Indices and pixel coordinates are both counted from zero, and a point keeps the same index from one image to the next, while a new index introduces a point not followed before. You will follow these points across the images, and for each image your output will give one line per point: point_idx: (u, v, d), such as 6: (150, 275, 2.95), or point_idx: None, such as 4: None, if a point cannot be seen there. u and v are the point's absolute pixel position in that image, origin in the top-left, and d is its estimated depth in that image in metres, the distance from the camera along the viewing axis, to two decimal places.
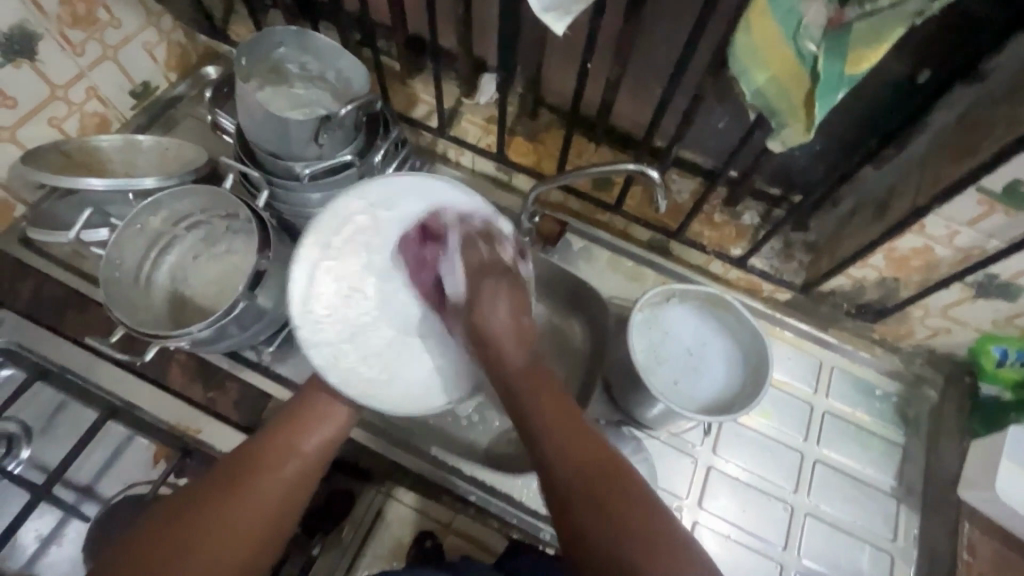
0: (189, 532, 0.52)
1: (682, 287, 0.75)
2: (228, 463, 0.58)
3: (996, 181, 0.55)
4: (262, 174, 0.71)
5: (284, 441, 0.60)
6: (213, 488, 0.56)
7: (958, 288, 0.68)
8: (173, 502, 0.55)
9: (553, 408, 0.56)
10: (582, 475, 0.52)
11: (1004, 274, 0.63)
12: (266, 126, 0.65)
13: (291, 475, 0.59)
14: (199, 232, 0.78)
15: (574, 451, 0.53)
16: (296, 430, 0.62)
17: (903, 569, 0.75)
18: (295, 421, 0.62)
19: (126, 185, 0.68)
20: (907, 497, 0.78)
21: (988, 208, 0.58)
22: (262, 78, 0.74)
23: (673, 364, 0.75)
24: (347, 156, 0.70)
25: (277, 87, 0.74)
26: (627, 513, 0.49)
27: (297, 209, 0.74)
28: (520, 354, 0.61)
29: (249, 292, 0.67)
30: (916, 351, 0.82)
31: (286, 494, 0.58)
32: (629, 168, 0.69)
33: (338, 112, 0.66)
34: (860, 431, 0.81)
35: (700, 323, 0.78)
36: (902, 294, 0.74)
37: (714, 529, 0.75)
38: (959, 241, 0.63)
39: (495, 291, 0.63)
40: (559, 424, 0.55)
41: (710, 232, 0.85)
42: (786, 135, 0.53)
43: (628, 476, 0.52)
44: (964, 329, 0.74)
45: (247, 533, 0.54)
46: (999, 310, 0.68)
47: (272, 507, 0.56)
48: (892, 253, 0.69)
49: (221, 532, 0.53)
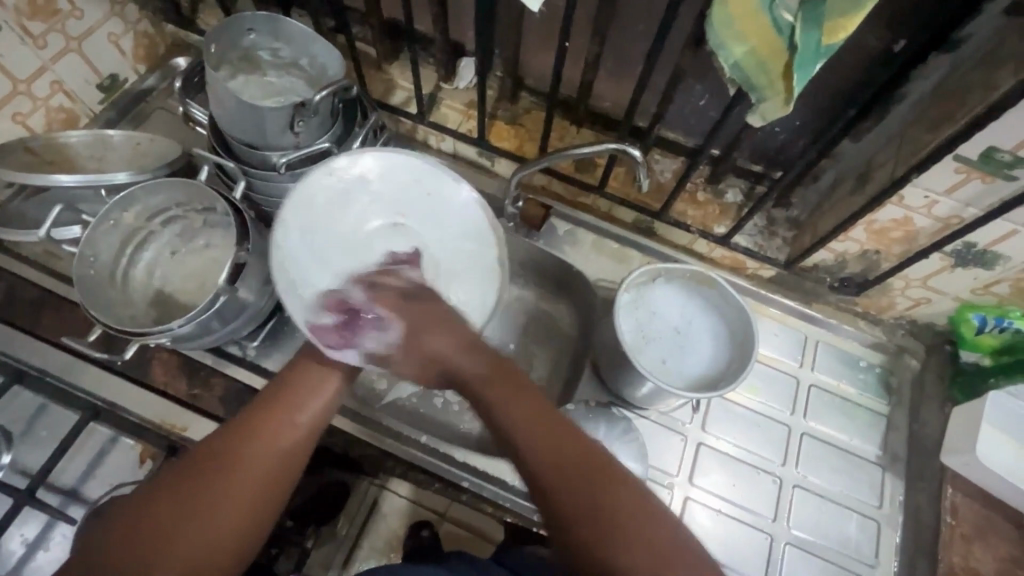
0: (174, 521, 0.50)
1: (667, 266, 0.75)
2: (211, 443, 0.55)
3: (972, 148, 0.56)
4: (237, 165, 0.69)
5: (270, 420, 0.57)
6: (194, 472, 0.52)
7: (938, 257, 0.69)
8: (156, 484, 0.53)
9: (537, 420, 0.54)
10: (575, 479, 0.51)
11: (983, 242, 0.64)
12: (239, 116, 0.63)
13: (280, 453, 0.55)
14: (176, 227, 0.76)
15: (557, 456, 0.52)
16: (283, 409, 0.58)
17: (890, 534, 0.76)
18: (283, 394, 0.59)
19: (98, 181, 0.66)
20: (892, 465, 0.80)
21: (965, 174, 0.59)
22: (234, 66, 0.71)
23: (661, 343, 0.76)
24: (325, 144, 0.68)
25: (249, 75, 0.72)
26: (614, 501, 0.50)
27: (275, 200, 0.73)
28: (475, 360, 0.58)
29: (230, 285, 0.66)
30: (898, 322, 0.83)
31: (270, 478, 0.54)
32: (609, 147, 0.69)
33: (313, 98, 0.64)
34: (846, 402, 0.82)
35: (689, 305, 0.78)
36: (883, 266, 0.75)
37: (706, 504, 0.76)
38: (938, 210, 0.64)
39: (435, 317, 0.60)
40: (537, 428, 0.53)
41: (694, 212, 0.85)
42: (766, 109, 0.53)
43: (610, 469, 0.52)
44: (945, 298, 0.75)
45: (234, 520, 0.52)
46: (977, 277, 0.69)
47: (258, 488, 0.53)
48: (872, 225, 0.70)
49: (205, 522, 0.50)
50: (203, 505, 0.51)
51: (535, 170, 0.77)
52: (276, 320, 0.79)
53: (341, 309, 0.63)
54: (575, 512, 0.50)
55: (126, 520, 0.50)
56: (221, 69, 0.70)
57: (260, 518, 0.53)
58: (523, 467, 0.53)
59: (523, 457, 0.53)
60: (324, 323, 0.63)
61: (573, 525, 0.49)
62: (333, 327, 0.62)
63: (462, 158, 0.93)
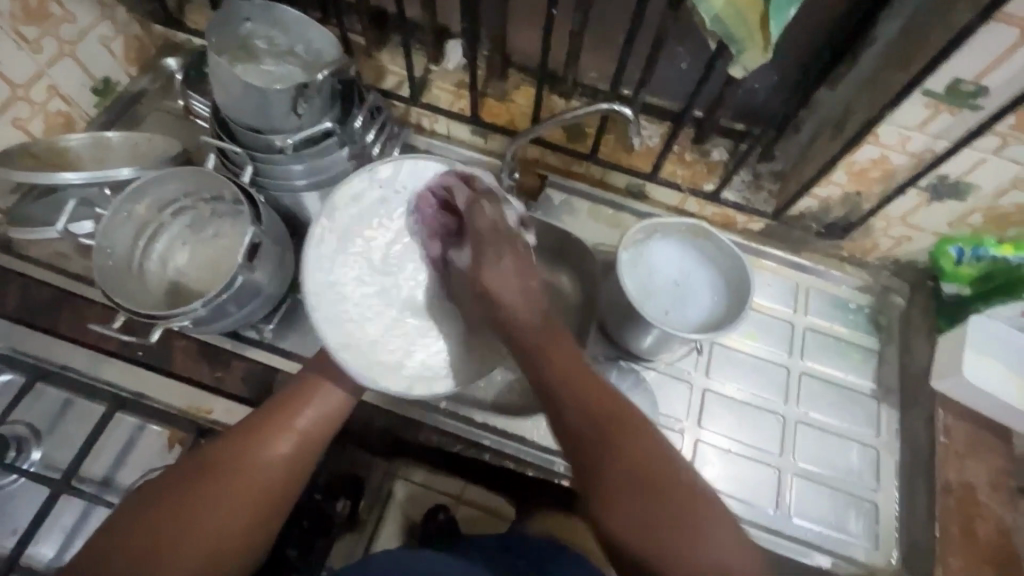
0: (188, 516, 0.57)
1: (663, 221, 0.79)
2: (221, 444, 0.62)
3: (939, 81, 0.60)
4: (243, 150, 0.71)
5: (279, 422, 0.64)
6: (212, 467, 0.60)
7: (914, 193, 0.73)
8: (178, 474, 0.60)
9: (561, 375, 0.60)
10: (597, 421, 0.58)
11: (954, 173, 0.69)
12: (244, 100, 0.66)
13: (286, 457, 0.63)
14: (186, 218, 0.78)
15: (581, 403, 0.59)
16: (290, 411, 0.65)
17: (889, 459, 0.81)
18: (288, 401, 0.65)
19: (105, 178, 0.68)
20: (887, 396, 0.84)
21: (934, 109, 0.63)
22: (232, 56, 0.71)
23: (661, 296, 0.79)
24: (327, 125, 0.70)
25: (246, 64, 0.71)
26: (628, 446, 0.57)
27: (281, 183, 0.75)
28: (524, 305, 0.64)
29: (247, 264, 0.68)
30: (883, 264, 0.88)
31: (281, 474, 0.62)
32: (601, 108, 0.73)
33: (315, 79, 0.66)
34: (839, 342, 0.87)
35: (684, 263, 0.81)
36: (864, 207, 0.79)
37: (716, 444, 0.80)
38: (912, 146, 0.68)
39: (502, 259, 0.66)
40: (567, 375, 0.60)
41: (683, 171, 0.88)
42: (747, 59, 0.57)
43: (629, 418, 0.59)
44: (924, 234, 0.79)
45: (243, 516, 0.59)
46: (953, 210, 0.73)
47: (270, 485, 0.61)
48: (852, 167, 0.74)
49: (218, 518, 0.58)
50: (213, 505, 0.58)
51: (526, 141, 0.81)
52: (290, 302, 0.80)
53: (444, 203, 0.73)
54: (587, 448, 0.58)
55: (146, 512, 0.57)
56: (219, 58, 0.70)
57: (267, 516, 0.60)
58: (553, 409, 0.60)
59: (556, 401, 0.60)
60: (428, 207, 0.74)
61: (589, 459, 0.58)
62: (426, 217, 0.75)
63: (456, 138, 0.96)
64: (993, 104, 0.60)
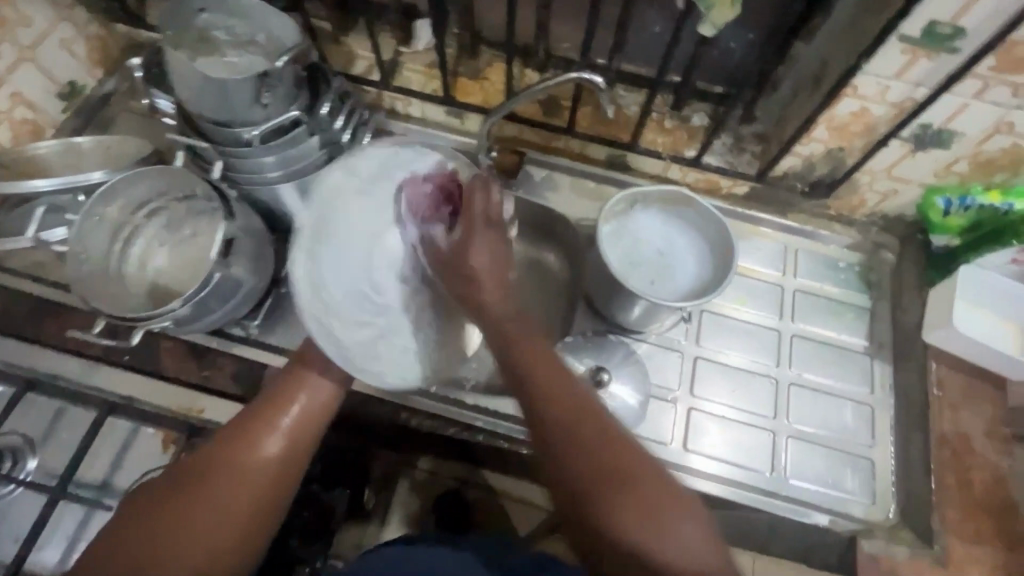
0: (177, 528, 0.55)
1: (641, 190, 0.78)
2: (210, 450, 0.61)
3: (914, 26, 0.59)
4: (210, 146, 0.70)
5: (271, 416, 0.63)
6: (204, 472, 0.59)
7: (897, 144, 0.72)
8: (170, 480, 0.59)
9: (536, 357, 0.56)
10: (575, 423, 0.54)
11: (937, 121, 0.68)
12: (206, 94, 0.64)
13: (277, 461, 0.61)
14: (161, 219, 0.77)
15: (559, 398, 0.55)
16: (281, 404, 0.65)
17: (884, 416, 0.81)
18: (279, 396, 0.65)
19: (73, 182, 0.67)
20: (880, 352, 0.83)
21: (911, 54, 0.62)
22: (192, 49, 0.69)
23: (649, 267, 0.79)
24: (294, 112, 0.69)
25: (207, 57, 0.68)
26: (607, 452, 0.53)
27: (253, 178, 0.74)
28: (495, 289, 0.59)
29: (223, 260, 0.68)
30: (871, 220, 0.86)
31: (271, 470, 0.61)
32: (571, 76, 0.71)
33: (275, 67, 0.65)
34: (830, 302, 0.86)
35: (666, 239, 0.80)
36: (848, 163, 0.78)
37: (710, 411, 0.80)
38: (891, 95, 0.67)
39: (486, 240, 0.60)
40: (542, 368, 0.56)
41: (664, 139, 0.86)
42: (715, 16, 0.55)
43: (607, 419, 0.55)
44: (910, 187, 0.78)
45: (236, 525, 0.57)
46: (937, 160, 0.72)
47: (262, 485, 0.60)
48: (833, 122, 0.72)
49: (208, 526, 0.56)
50: (202, 516, 0.56)
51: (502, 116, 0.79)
52: (274, 297, 0.79)
53: (442, 189, 0.67)
54: (568, 454, 0.53)
55: (134, 524, 0.55)
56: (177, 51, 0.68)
57: (263, 518, 0.59)
58: (530, 405, 0.56)
59: (531, 396, 0.55)
60: (421, 194, 0.67)
61: (566, 466, 0.53)
62: (416, 196, 0.67)
63: (431, 121, 0.93)
64: (972, 46, 0.59)
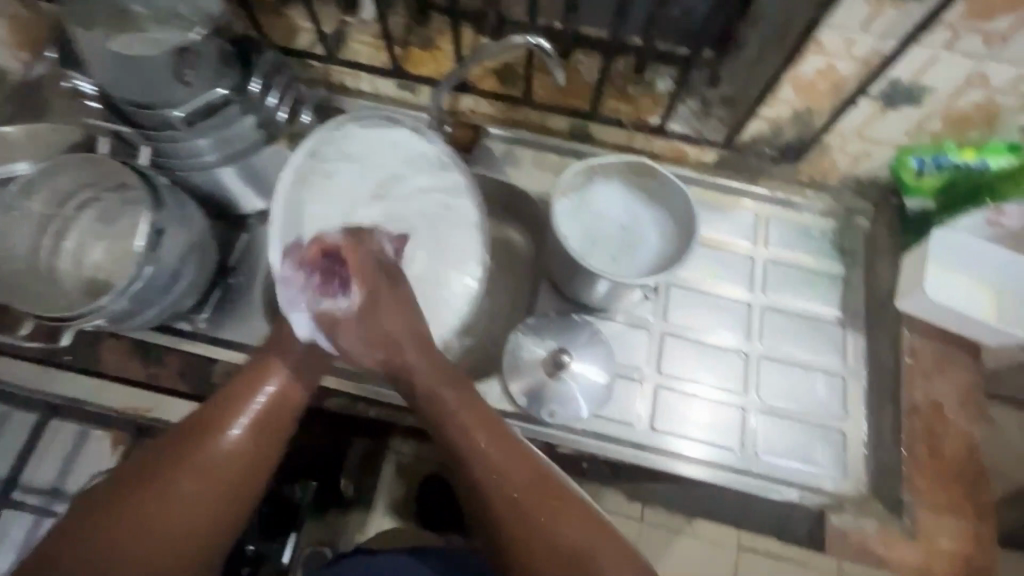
0: (151, 503, 0.56)
1: (596, 163, 0.75)
2: (185, 426, 0.60)
3: None
4: (133, 128, 0.66)
5: (243, 394, 0.63)
6: (183, 447, 0.59)
7: (867, 103, 0.70)
8: (146, 456, 0.59)
9: (474, 420, 0.63)
10: (533, 492, 0.60)
11: (904, 76, 0.66)
12: (123, 71, 0.59)
13: (243, 451, 0.60)
14: (92, 212, 0.73)
15: (507, 475, 0.61)
16: (255, 381, 0.64)
17: (856, 383, 0.82)
18: (249, 375, 0.64)
19: (2, 179, 0.67)
20: (854, 320, 0.84)
21: (875, 6, 0.59)
22: (110, 28, 0.58)
23: (612, 242, 0.78)
24: (221, 91, 0.64)
25: (127, 32, 0.58)
26: (566, 521, 0.59)
27: (189, 163, 0.70)
28: (428, 366, 0.65)
29: (150, 253, 0.64)
30: (843, 184, 0.85)
31: (251, 444, 0.61)
32: (518, 42, 0.68)
33: (190, 36, 0.60)
34: (801, 270, 0.86)
35: (624, 221, 0.79)
36: (816, 125, 0.76)
37: (678, 388, 0.80)
38: (857, 51, 0.64)
39: (394, 306, 0.66)
40: (489, 446, 0.62)
41: (625, 107, 0.83)
42: None
43: (569, 500, 0.60)
44: (884, 146, 0.76)
45: (215, 497, 0.58)
46: (908, 118, 0.71)
47: (243, 459, 0.60)
48: (798, 81, 0.70)
49: (185, 501, 0.57)
50: (175, 510, 0.56)
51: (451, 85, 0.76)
52: (221, 289, 0.80)
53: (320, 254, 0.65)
54: (515, 526, 0.59)
55: (102, 517, 0.55)
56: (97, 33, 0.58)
57: (239, 491, 0.60)
58: (475, 480, 0.61)
59: (480, 488, 0.61)
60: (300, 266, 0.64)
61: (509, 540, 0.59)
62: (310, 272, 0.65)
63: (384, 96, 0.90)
64: None
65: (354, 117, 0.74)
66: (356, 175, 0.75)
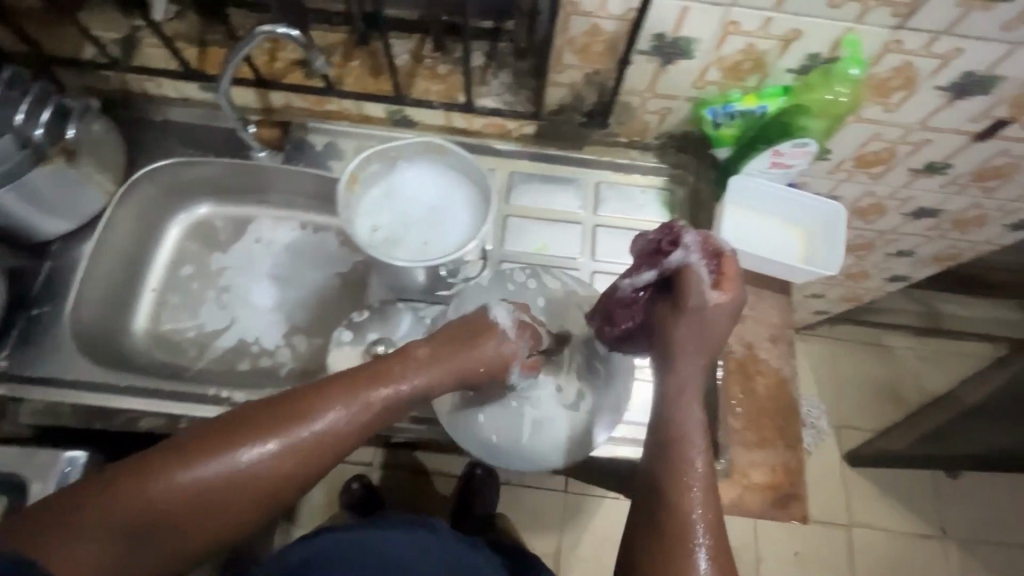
0: (670, 483, 0.50)
1: (629, 180, 0.79)
2: (665, 378, 0.55)
3: (951, 41, 0.57)
4: (246, 133, 0.74)
5: (692, 368, 0.55)
6: (665, 420, 0.53)
7: (918, 139, 0.72)
8: (658, 415, 0.54)
9: (683, 444, 0.51)
10: (703, 508, 0.49)
11: (961, 117, 0.67)
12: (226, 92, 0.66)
13: (692, 458, 0.51)
14: (172, 251, 0.83)
15: (677, 482, 0.50)
16: (687, 351, 0.55)
17: None
18: (692, 338, 0.55)
19: (89, 219, 0.73)
20: None
21: (944, 60, 0.59)
22: (233, 65, 0.65)
23: (740, 236, 0.71)
24: (322, 65, 0.66)
25: (236, 51, 0.63)
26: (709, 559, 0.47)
27: (314, 160, 0.79)
28: (695, 348, 0.55)
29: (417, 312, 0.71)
30: (875, 204, 0.88)
31: (704, 448, 0.51)
32: (581, 75, 0.67)
33: (275, 32, 0.62)
34: None
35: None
36: (864, 161, 0.78)
37: None
38: (920, 102, 0.65)
39: (711, 318, 0.55)
40: (677, 453, 0.51)
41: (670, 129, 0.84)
42: None
43: (715, 535, 0.48)
44: (944, 135, 0.71)
45: (680, 490, 0.50)
46: (947, 148, 0.73)
47: (692, 462, 0.51)
48: (861, 121, 0.69)
49: (676, 480, 0.50)
50: (238, 472, 0.46)
51: (511, 118, 0.76)
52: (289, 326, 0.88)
53: (618, 308, 0.59)
54: (661, 524, 0.48)
55: (216, 436, 0.47)
56: (224, 73, 0.65)
57: (707, 510, 0.49)
58: (649, 468, 0.52)
59: (660, 471, 0.51)
60: (602, 321, 0.61)
61: (638, 542, 0.49)
62: (602, 305, 0.61)
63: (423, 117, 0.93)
64: (997, 56, 0.58)
65: (442, 147, 0.66)
66: (423, 181, 0.69)
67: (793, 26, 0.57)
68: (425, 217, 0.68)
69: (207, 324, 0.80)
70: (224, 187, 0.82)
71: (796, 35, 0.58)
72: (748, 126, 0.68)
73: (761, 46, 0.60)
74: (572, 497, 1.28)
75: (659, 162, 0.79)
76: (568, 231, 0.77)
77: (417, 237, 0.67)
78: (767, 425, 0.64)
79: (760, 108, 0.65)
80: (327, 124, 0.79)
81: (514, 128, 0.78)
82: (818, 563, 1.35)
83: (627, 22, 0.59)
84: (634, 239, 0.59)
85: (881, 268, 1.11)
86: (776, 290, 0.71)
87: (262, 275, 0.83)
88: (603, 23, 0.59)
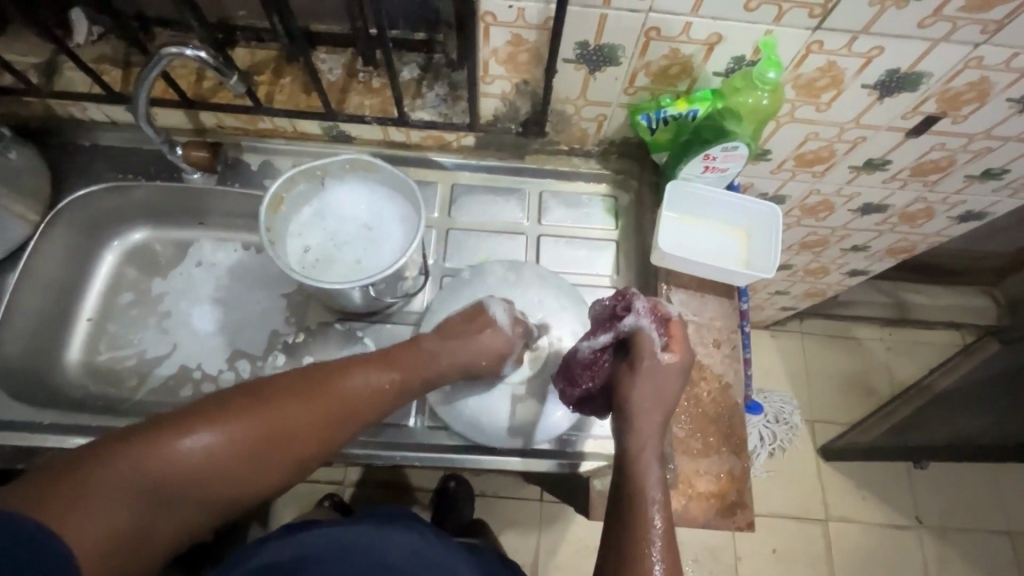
0: (630, 540, 0.49)
1: (573, 187, 0.79)
2: (625, 436, 0.55)
3: (872, 39, 0.57)
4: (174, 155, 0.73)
5: (653, 424, 0.55)
6: (627, 477, 0.53)
7: (854, 137, 0.72)
8: (620, 472, 0.54)
9: (644, 500, 0.51)
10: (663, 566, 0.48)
11: (892, 114, 0.67)
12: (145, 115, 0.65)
13: (654, 515, 0.50)
14: (107, 278, 0.80)
15: (637, 539, 0.49)
16: (647, 409, 0.55)
17: None
18: (648, 398, 0.55)
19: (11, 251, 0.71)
20: None
21: (867, 58, 0.59)
22: (146, 87, 0.63)
23: (684, 244, 0.71)
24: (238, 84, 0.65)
25: (150, 72, 0.61)
26: None
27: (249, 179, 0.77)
28: (653, 408, 0.55)
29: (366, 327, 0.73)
30: (822, 201, 0.88)
31: (664, 503, 0.51)
32: (512, 84, 0.66)
33: (185, 54, 0.60)
34: None
35: (629, 243, 0.76)
36: (806, 160, 0.77)
37: None
38: (851, 100, 0.65)
39: (664, 375, 0.56)
40: (639, 509, 0.50)
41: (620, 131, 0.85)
42: None
43: None
44: (879, 132, 0.71)
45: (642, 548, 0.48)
46: (883, 144, 0.73)
47: (653, 519, 0.50)
48: (797, 121, 0.69)
49: (636, 538, 0.49)
50: (265, 438, 0.50)
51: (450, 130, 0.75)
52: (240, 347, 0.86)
53: (579, 373, 0.60)
54: None
55: (246, 402, 0.51)
56: (139, 96, 0.63)
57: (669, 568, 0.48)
58: (611, 526, 0.51)
59: (624, 529, 0.50)
60: (564, 384, 0.61)
61: None
62: (563, 368, 0.61)
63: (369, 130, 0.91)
64: (917, 53, 0.58)
65: (369, 164, 0.65)
66: (354, 200, 0.68)
67: (713, 30, 0.57)
68: (357, 236, 0.67)
69: (147, 351, 0.78)
70: (161, 208, 0.80)
71: (718, 39, 0.58)
72: (682, 129, 0.67)
73: (685, 51, 0.59)
74: (547, 507, 1.26)
75: (602, 168, 0.78)
76: (513, 242, 0.76)
77: (349, 256, 0.66)
78: (711, 432, 0.64)
79: (692, 112, 0.64)
80: (262, 143, 0.77)
81: (453, 140, 0.76)
82: (793, 559, 1.35)
83: (548, 32, 0.58)
84: (591, 303, 0.61)
85: (839, 264, 1.12)
86: (720, 292, 0.71)
87: (204, 299, 0.81)
88: (524, 33, 0.59)
